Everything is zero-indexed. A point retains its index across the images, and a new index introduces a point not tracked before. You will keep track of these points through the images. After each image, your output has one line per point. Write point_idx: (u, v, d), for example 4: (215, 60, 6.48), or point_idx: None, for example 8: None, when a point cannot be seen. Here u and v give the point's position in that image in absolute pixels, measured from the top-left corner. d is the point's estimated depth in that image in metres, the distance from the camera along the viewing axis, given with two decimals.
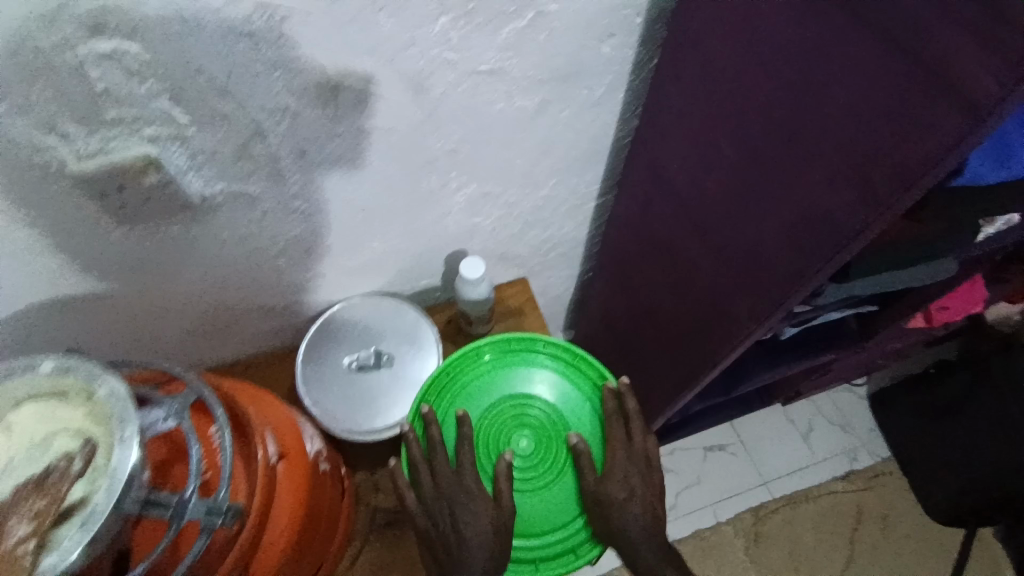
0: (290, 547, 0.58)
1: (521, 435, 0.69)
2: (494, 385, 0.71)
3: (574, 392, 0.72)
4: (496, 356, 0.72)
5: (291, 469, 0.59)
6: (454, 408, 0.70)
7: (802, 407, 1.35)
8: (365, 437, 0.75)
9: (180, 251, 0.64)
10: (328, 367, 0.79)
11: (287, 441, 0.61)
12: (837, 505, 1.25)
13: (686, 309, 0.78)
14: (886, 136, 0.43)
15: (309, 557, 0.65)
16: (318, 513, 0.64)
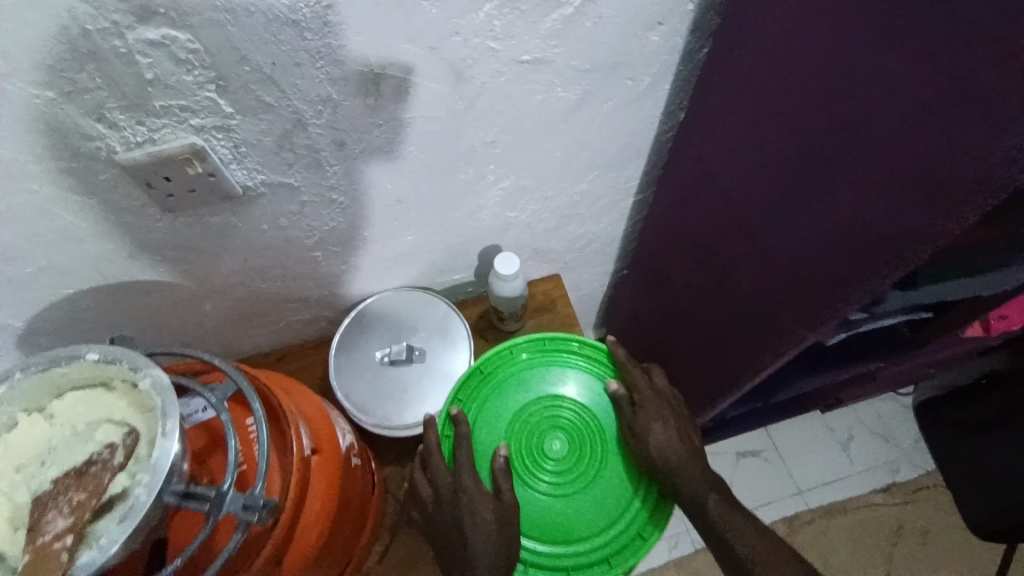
0: (321, 542, 0.58)
1: (555, 437, 0.68)
2: (528, 384, 0.70)
3: (610, 394, 0.70)
4: (533, 355, 0.71)
5: (324, 463, 0.59)
6: (488, 407, 0.69)
7: (841, 415, 1.30)
8: (395, 432, 0.75)
9: (220, 240, 0.65)
10: (361, 360, 0.79)
11: (320, 434, 0.61)
12: (874, 518, 1.20)
13: (727, 311, 0.75)
14: (967, 134, 0.39)
15: (339, 551, 0.65)
16: (348, 508, 0.64)
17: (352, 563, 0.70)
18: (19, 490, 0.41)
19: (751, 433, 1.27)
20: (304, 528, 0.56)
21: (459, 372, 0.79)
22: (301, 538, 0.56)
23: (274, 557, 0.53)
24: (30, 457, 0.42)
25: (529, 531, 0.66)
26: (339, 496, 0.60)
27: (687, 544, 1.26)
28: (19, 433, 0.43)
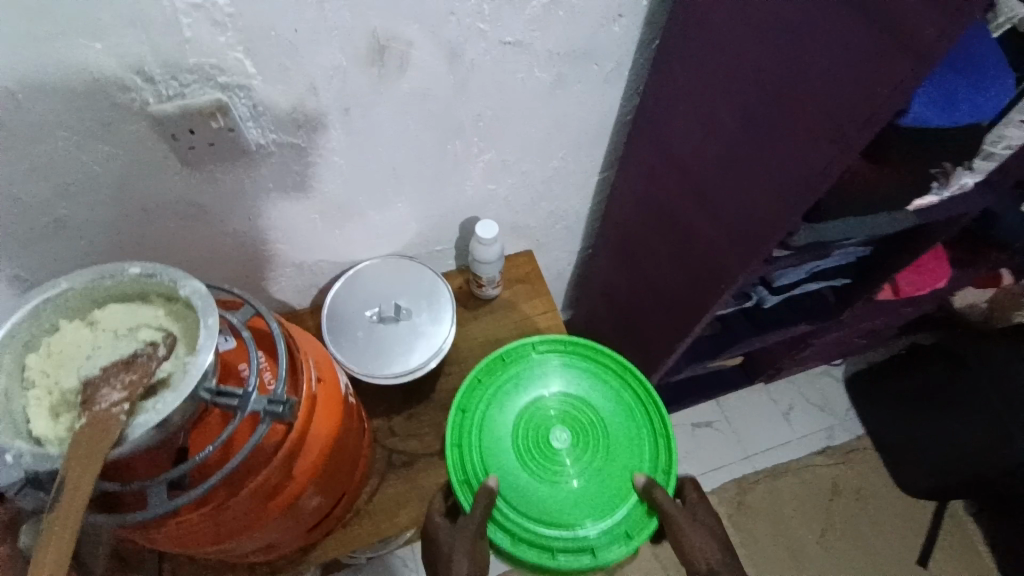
0: (312, 478, 0.63)
1: (559, 428, 0.78)
2: (542, 380, 0.81)
3: (605, 394, 0.81)
4: (545, 355, 0.83)
5: (327, 407, 0.64)
6: (502, 393, 0.80)
7: (783, 388, 1.44)
8: (385, 380, 0.82)
9: (229, 199, 0.71)
10: (353, 318, 0.86)
11: (326, 383, 0.66)
12: (814, 478, 1.33)
13: (684, 268, 0.85)
14: (851, 81, 0.50)
15: (332, 484, 0.70)
16: (340, 454, 0.69)
17: (336, 506, 0.74)
18: (67, 379, 0.46)
19: (704, 405, 1.39)
20: (300, 464, 0.61)
21: (443, 329, 0.87)
22: (297, 472, 0.61)
23: (267, 487, 0.58)
24: (73, 356, 0.47)
25: (522, 513, 0.72)
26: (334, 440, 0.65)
27: None
28: (65, 336, 0.48)
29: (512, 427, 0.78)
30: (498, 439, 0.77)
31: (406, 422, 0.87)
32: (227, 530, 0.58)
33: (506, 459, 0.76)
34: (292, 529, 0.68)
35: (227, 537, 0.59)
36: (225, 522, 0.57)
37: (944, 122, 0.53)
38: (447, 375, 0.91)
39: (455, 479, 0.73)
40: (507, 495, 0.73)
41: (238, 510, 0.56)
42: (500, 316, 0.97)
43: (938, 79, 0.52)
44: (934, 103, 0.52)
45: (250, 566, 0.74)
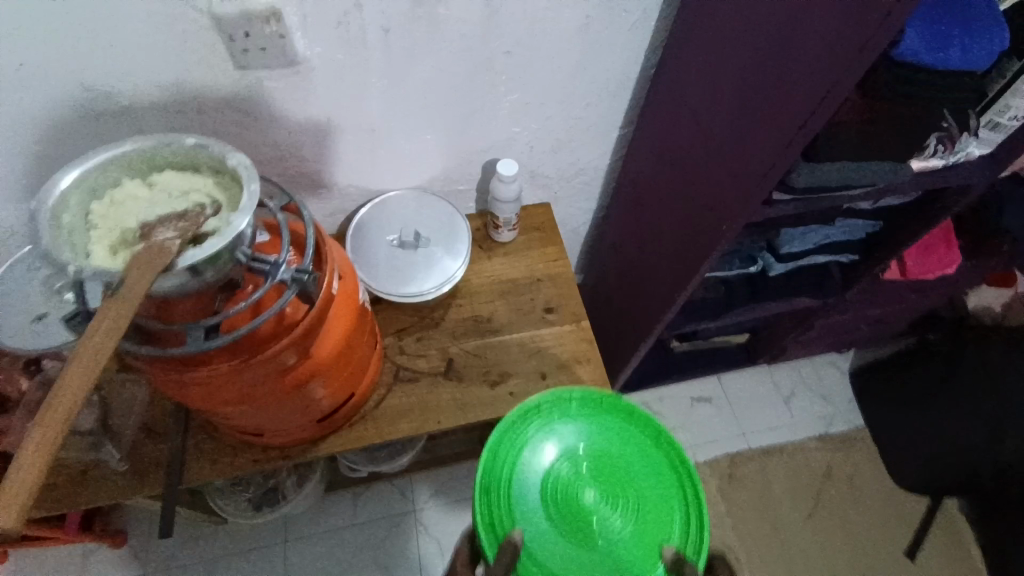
0: (327, 363, 0.68)
1: (604, 520, 0.54)
2: (576, 436, 0.60)
3: (660, 462, 0.59)
4: (584, 405, 0.62)
5: (346, 303, 0.69)
6: (529, 452, 0.59)
7: (787, 374, 1.45)
8: (401, 299, 0.87)
9: (273, 107, 0.77)
10: (375, 243, 0.91)
11: (347, 282, 0.70)
12: (808, 462, 1.35)
13: (689, 218, 0.87)
14: (854, 12, 0.53)
15: (341, 381, 0.75)
16: (354, 351, 0.74)
17: (345, 403, 0.80)
18: (127, 225, 0.53)
19: (705, 380, 1.41)
20: (318, 347, 0.66)
21: (458, 258, 0.91)
22: (313, 354, 0.66)
23: (286, 361, 0.63)
24: (134, 208, 0.54)
25: None
26: (350, 334, 0.70)
27: None
28: (128, 192, 0.55)
29: (541, 508, 0.55)
30: (523, 525, 0.54)
31: (415, 343, 0.92)
32: (247, 395, 0.64)
33: (534, 552, 0.53)
34: (304, 414, 0.74)
35: (246, 402, 0.65)
36: (246, 386, 0.63)
37: (932, 59, 0.57)
38: (457, 304, 0.95)
39: (479, 534, 0.54)
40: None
41: (258, 375, 0.62)
42: (513, 257, 1.01)
43: (928, 21, 0.58)
44: (929, 39, 0.57)
45: (264, 449, 0.81)
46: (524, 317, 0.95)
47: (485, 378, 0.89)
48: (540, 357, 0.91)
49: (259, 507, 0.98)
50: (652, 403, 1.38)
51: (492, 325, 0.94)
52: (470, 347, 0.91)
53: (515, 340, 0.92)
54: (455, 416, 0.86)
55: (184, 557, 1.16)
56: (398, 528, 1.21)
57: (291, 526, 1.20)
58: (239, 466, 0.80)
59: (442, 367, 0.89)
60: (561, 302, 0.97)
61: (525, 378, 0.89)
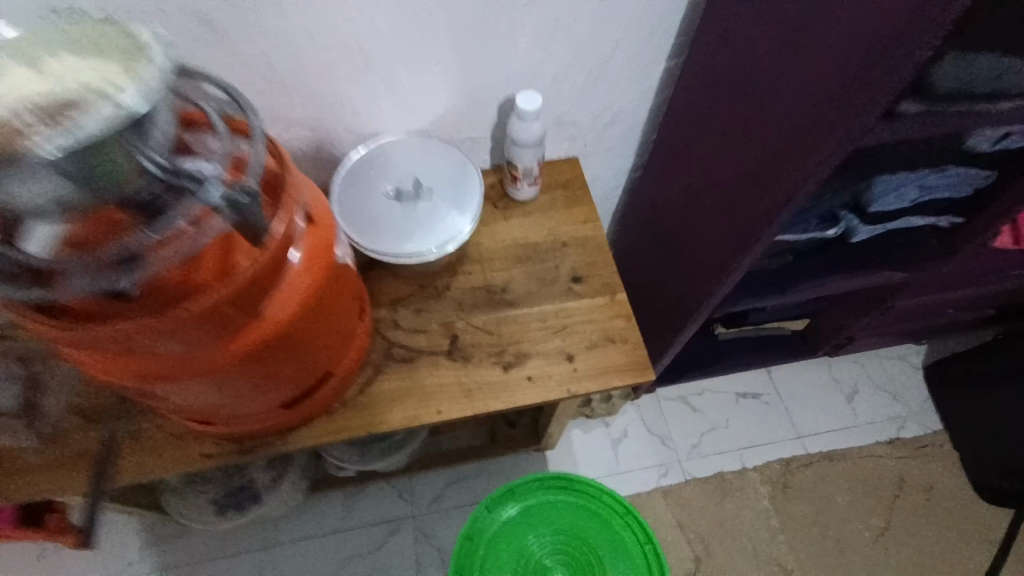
0: (286, 331, 0.52)
1: (557, 568, 0.76)
2: (541, 512, 0.79)
3: (607, 529, 0.78)
4: (544, 490, 0.80)
5: (314, 255, 0.53)
6: (500, 529, 0.78)
7: (847, 368, 1.26)
8: (396, 258, 0.70)
9: (224, 11, 0.59)
10: (368, 190, 0.74)
11: (316, 228, 0.55)
12: (876, 469, 1.16)
13: (755, 155, 0.68)
14: None
15: (312, 357, 0.59)
16: (329, 321, 0.58)
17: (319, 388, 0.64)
18: None
19: (751, 373, 1.23)
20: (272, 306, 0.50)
21: (468, 212, 0.74)
22: (267, 315, 0.50)
23: (225, 321, 0.47)
24: None
25: None
26: (319, 296, 0.54)
27: (678, 474, 1.12)
28: None
29: (517, 561, 0.77)
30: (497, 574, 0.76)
31: (412, 316, 0.75)
32: (179, 366, 0.49)
33: None
34: (263, 398, 0.58)
35: (178, 377, 0.50)
36: (174, 351, 0.48)
37: None
38: (465, 272, 0.78)
39: None
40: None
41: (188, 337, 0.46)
42: (533, 217, 0.84)
43: None
44: None
45: (220, 441, 0.66)
46: (546, 288, 0.77)
47: (497, 359, 0.72)
48: (565, 336, 0.74)
49: (224, 511, 0.86)
50: (691, 398, 1.20)
51: (506, 296, 0.76)
52: (480, 322, 0.74)
53: (535, 314, 0.75)
54: (459, 406, 0.69)
55: (158, 560, 1.03)
56: (397, 536, 1.05)
57: (276, 529, 1.05)
58: (189, 459, 0.65)
59: (445, 345, 0.72)
60: (591, 271, 0.79)
61: (546, 360, 0.72)
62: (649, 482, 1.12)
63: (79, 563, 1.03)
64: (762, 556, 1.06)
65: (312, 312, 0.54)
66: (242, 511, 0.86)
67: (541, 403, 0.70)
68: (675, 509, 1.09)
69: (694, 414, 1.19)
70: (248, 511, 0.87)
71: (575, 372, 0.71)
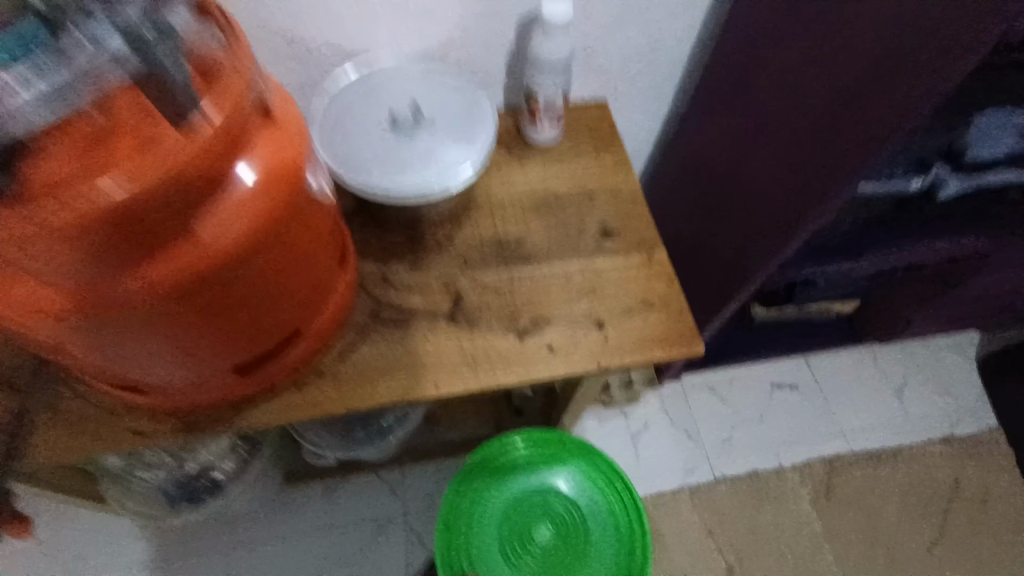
0: (230, 263, 0.38)
1: (543, 521, 0.74)
2: (528, 467, 0.76)
3: (594, 489, 0.75)
4: (531, 448, 0.77)
5: (274, 163, 0.39)
6: (487, 482, 0.75)
7: (893, 358, 1.12)
8: (391, 194, 0.54)
9: None
10: (357, 120, 0.59)
11: (279, 130, 0.40)
12: (928, 472, 1.03)
13: (845, 72, 0.53)
14: None
15: (272, 310, 0.44)
16: (296, 261, 0.43)
17: (284, 351, 0.50)
18: None
19: (789, 361, 1.09)
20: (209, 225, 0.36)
21: (481, 141, 0.58)
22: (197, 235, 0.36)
23: (135, 237, 0.33)
24: None
25: None
26: (281, 220, 0.40)
27: (706, 473, 0.99)
28: None
29: (501, 519, 0.74)
30: (483, 521, 0.74)
31: (406, 270, 0.61)
32: (73, 299, 0.35)
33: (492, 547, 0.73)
34: (204, 360, 0.44)
35: (73, 317, 0.36)
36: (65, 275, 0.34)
37: None
38: (471, 221, 0.64)
39: (441, 560, 0.70)
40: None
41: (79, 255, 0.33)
42: (553, 161, 0.69)
43: None
44: None
45: (156, 415, 0.51)
46: (570, 241, 0.63)
47: (510, 325, 0.58)
48: (593, 299, 0.60)
49: (174, 503, 0.71)
50: (720, 387, 1.07)
51: (521, 251, 0.62)
52: (489, 280, 0.60)
53: (556, 271, 0.61)
54: (463, 380, 0.55)
55: (104, 558, 0.89)
56: (382, 537, 0.91)
57: (243, 525, 0.91)
58: (114, 437, 0.51)
59: (446, 306, 0.58)
60: (624, 223, 0.65)
61: (571, 327, 0.58)
62: (673, 482, 0.98)
63: (12, 560, 0.88)
64: (803, 569, 0.93)
65: (269, 242, 0.40)
66: (198, 503, 0.73)
67: (565, 379, 0.56)
68: (703, 512, 0.95)
69: (725, 404, 1.05)
70: (206, 502, 0.73)
71: (607, 343, 0.58)
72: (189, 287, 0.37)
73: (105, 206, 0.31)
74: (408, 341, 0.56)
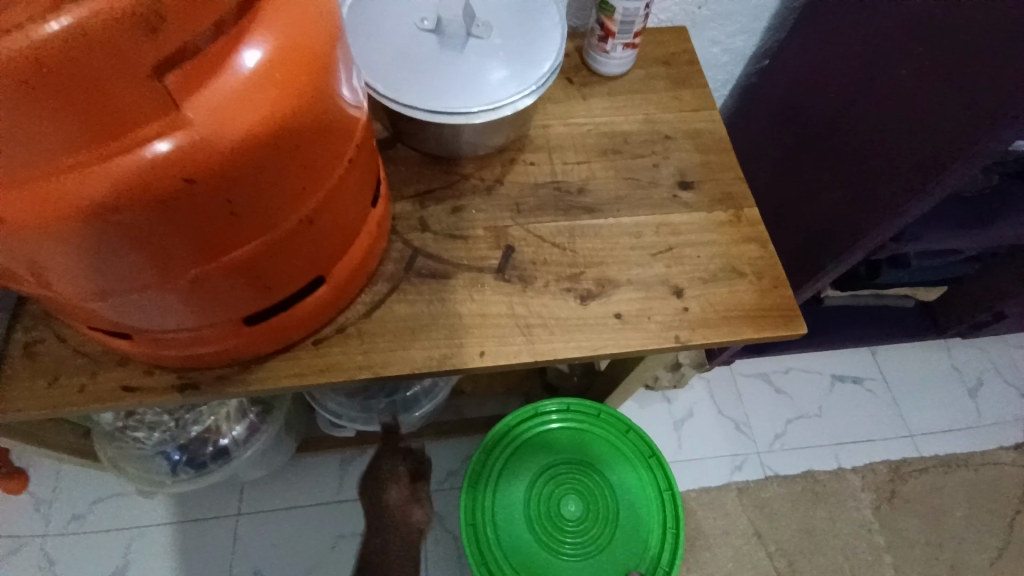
0: (223, 166, 0.28)
1: (571, 494, 0.63)
2: (559, 434, 0.65)
3: (628, 466, 0.64)
4: (565, 415, 0.66)
5: (290, 43, 0.30)
6: (516, 442, 0.65)
7: (969, 355, 1.01)
8: (443, 112, 0.45)
9: None
10: (391, 19, 0.48)
11: (300, 5, 0.31)
12: (1006, 481, 0.92)
13: None
14: None
15: (285, 242, 0.34)
16: (316, 182, 0.34)
17: (299, 303, 0.41)
18: None
19: (854, 352, 0.98)
20: (197, 112, 0.27)
21: (546, 50, 0.48)
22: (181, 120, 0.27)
23: (97, 115, 0.25)
24: None
25: None
26: (295, 120, 0.30)
27: (755, 469, 0.89)
28: None
29: (527, 480, 0.64)
30: (507, 484, 0.63)
31: (447, 215, 0.51)
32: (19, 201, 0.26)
33: (515, 514, 0.62)
34: (199, 305, 0.34)
35: (20, 230, 0.27)
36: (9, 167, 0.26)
37: None
38: (525, 163, 0.54)
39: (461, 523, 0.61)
40: (492, 569, 0.60)
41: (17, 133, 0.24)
42: (623, 101, 0.58)
43: None
44: None
45: (148, 370, 0.43)
46: (642, 190, 0.53)
47: (569, 286, 0.48)
48: (670, 262, 0.50)
49: (177, 469, 0.63)
50: (775, 376, 0.97)
51: (584, 200, 0.52)
52: (545, 233, 0.50)
53: (626, 227, 0.51)
54: (513, 348, 0.46)
55: (104, 517, 0.83)
56: (400, 516, 0.84)
57: (252, 493, 0.84)
58: (97, 393, 0.42)
59: (494, 260, 0.49)
60: (707, 175, 0.54)
61: (642, 293, 0.48)
62: (719, 476, 0.89)
63: (10, 513, 0.83)
64: None
65: (280, 148, 0.30)
66: (203, 470, 0.64)
67: (634, 353, 0.47)
68: (752, 512, 0.86)
69: (779, 395, 0.95)
70: (214, 470, 0.64)
71: (686, 314, 0.48)
72: (167, 195, 0.28)
73: (50, 56, 0.23)
74: (448, 299, 0.47)
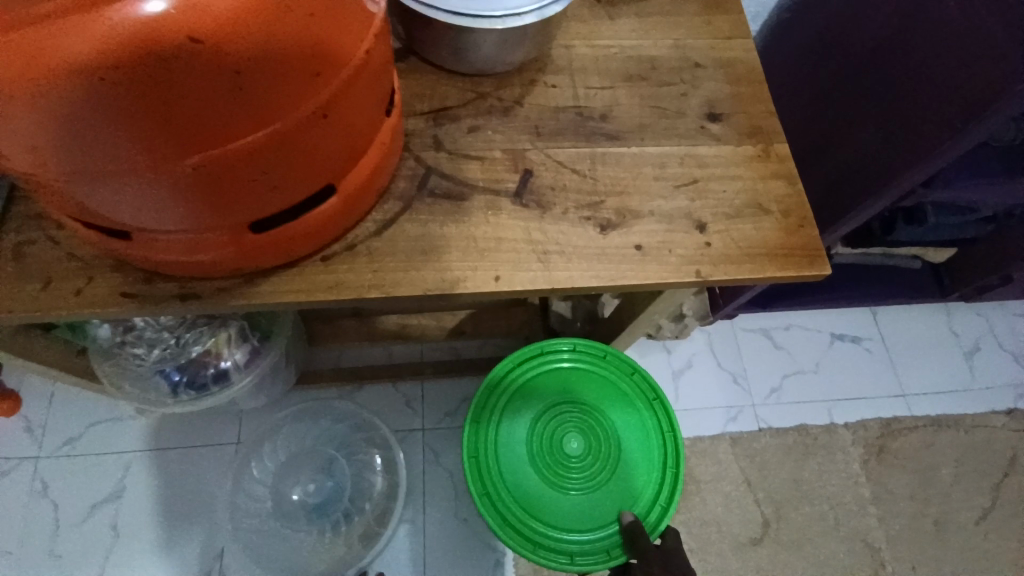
0: (224, 28, 0.26)
1: (574, 431, 0.63)
2: (566, 374, 0.65)
3: (631, 410, 0.64)
4: (574, 356, 0.65)
5: None
6: (523, 379, 0.64)
7: (969, 320, 1.01)
8: (462, 15, 0.42)
9: None
10: None
11: None
12: (993, 443, 0.93)
13: None
14: None
15: (293, 137, 0.32)
16: (332, 70, 0.31)
17: (307, 213, 0.38)
18: None
19: (856, 312, 0.98)
20: None
21: None
22: None
23: None
24: None
25: (516, 509, 0.60)
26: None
27: (750, 421, 0.90)
28: None
29: (531, 417, 0.63)
30: (510, 418, 0.63)
31: (463, 134, 0.48)
32: (8, 53, 0.26)
33: (517, 446, 0.62)
34: (197, 200, 0.32)
35: (13, 84, 0.26)
36: (11, 15, 0.26)
37: None
38: (546, 86, 0.51)
39: (464, 450, 0.61)
40: (492, 496, 0.60)
41: None
42: (652, 24, 0.54)
43: None
44: None
45: (147, 278, 0.41)
46: (668, 120, 0.50)
47: (590, 215, 0.46)
48: (694, 195, 0.48)
49: (177, 390, 0.62)
50: (776, 332, 0.96)
51: (607, 127, 0.49)
52: (565, 158, 0.48)
53: (649, 156, 0.49)
54: (529, 274, 0.44)
55: (98, 441, 0.82)
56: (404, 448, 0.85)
57: (247, 422, 0.84)
58: (93, 298, 0.40)
59: (512, 184, 0.46)
60: (737, 107, 0.51)
61: (664, 225, 0.46)
62: (715, 427, 0.89)
63: (1, 433, 0.82)
64: (846, 530, 0.86)
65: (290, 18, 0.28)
66: (205, 391, 0.63)
67: (652, 286, 0.45)
68: (744, 461, 0.88)
69: (778, 351, 0.95)
70: (214, 393, 0.63)
71: (708, 249, 0.46)
72: (165, 56, 0.26)
73: None
74: (463, 220, 0.45)
